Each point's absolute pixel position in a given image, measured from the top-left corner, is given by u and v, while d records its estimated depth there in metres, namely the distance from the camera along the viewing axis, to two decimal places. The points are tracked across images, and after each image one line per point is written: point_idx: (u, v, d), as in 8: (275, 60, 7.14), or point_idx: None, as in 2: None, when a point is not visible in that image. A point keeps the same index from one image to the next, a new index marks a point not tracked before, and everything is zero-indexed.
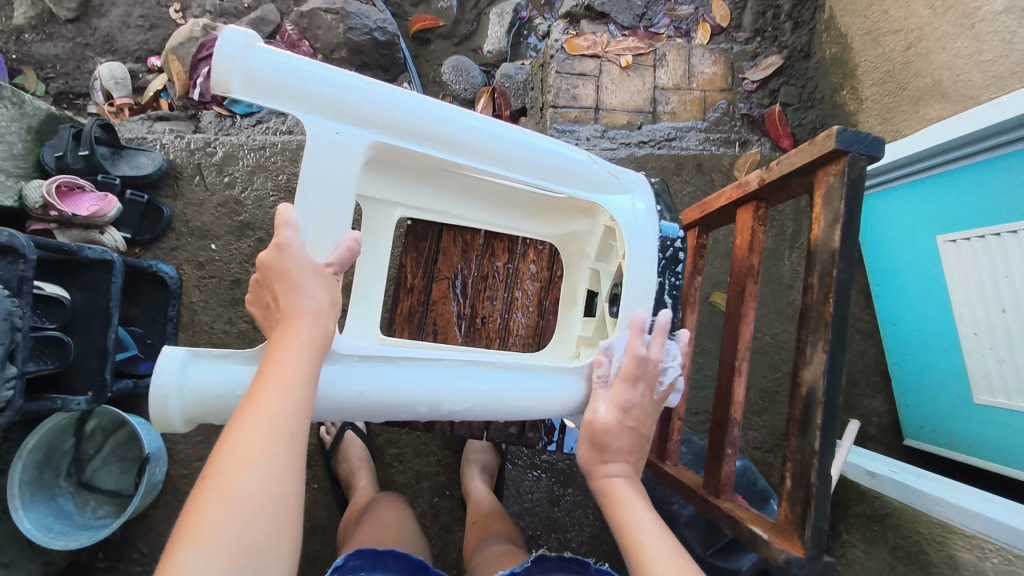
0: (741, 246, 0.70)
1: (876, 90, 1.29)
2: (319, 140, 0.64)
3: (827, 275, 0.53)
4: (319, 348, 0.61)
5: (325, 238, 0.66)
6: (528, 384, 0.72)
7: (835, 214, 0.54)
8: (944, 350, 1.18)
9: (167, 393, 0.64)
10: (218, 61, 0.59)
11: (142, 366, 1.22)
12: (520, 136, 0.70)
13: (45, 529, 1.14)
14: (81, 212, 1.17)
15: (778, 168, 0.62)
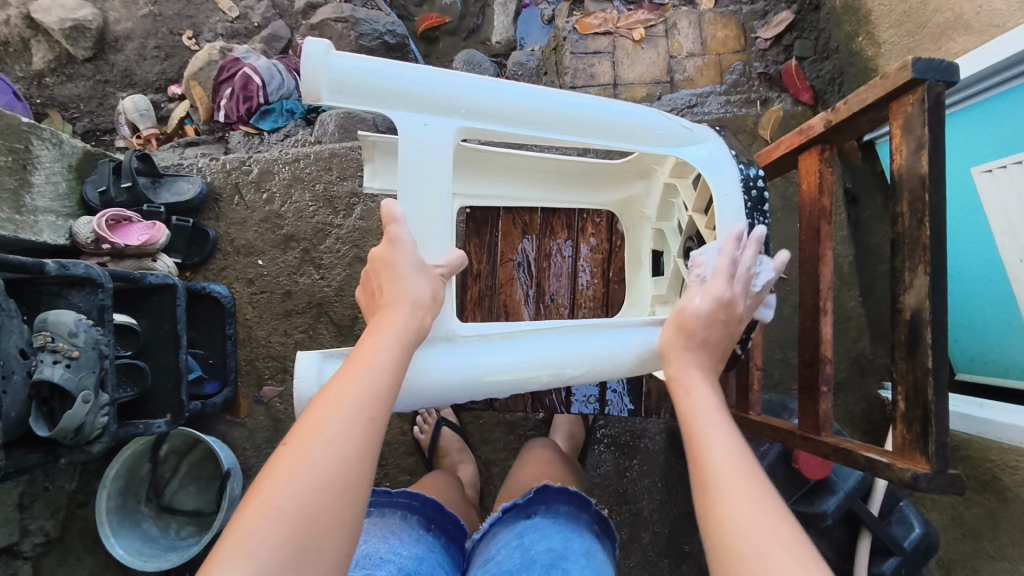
0: (810, 189, 0.72)
1: (894, 32, 1.29)
2: (408, 135, 0.67)
3: (918, 201, 0.55)
4: (416, 335, 0.62)
5: (431, 236, 0.69)
6: (637, 342, 0.73)
7: (919, 140, 0.55)
8: (992, 279, 1.20)
9: (311, 394, 0.64)
10: (307, 71, 0.62)
11: (209, 387, 1.26)
12: (589, 102, 0.70)
13: (137, 553, 1.17)
14: (133, 242, 1.20)
15: (847, 107, 0.64)
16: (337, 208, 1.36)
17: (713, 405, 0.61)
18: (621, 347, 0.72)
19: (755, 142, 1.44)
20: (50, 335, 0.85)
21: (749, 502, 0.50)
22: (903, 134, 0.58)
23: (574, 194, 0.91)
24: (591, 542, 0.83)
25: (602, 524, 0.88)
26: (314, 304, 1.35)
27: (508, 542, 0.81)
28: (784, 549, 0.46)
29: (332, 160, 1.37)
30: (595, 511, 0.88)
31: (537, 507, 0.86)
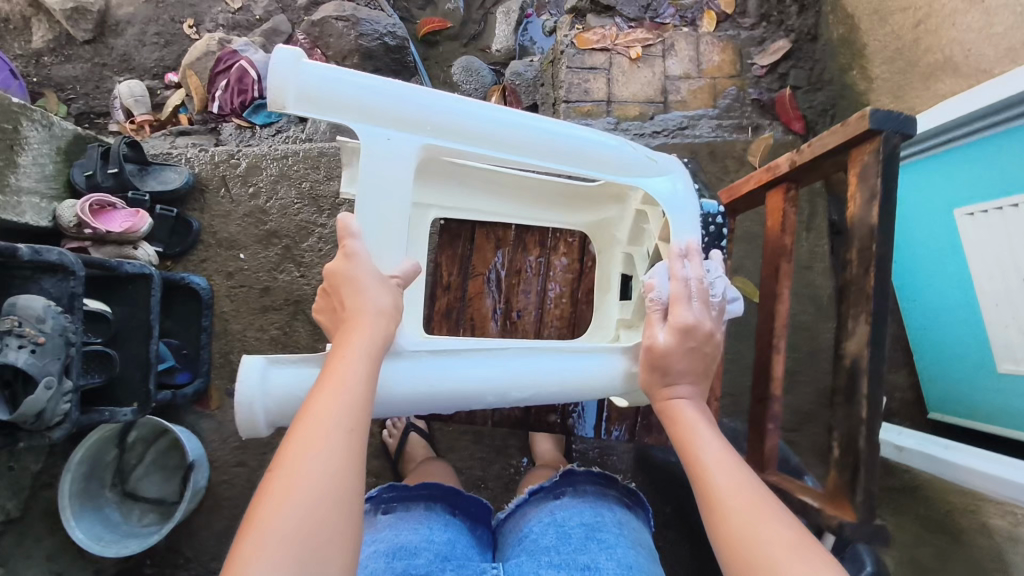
0: (773, 227, 0.72)
1: (887, 69, 1.30)
2: (370, 148, 0.68)
3: (867, 249, 0.56)
4: (382, 343, 0.63)
5: (388, 249, 0.70)
6: (594, 367, 0.73)
7: (872, 190, 0.57)
8: (965, 321, 1.21)
9: (252, 398, 0.65)
10: (274, 78, 0.64)
11: (180, 376, 1.27)
12: (557, 128, 0.73)
13: (96, 537, 1.18)
14: (116, 228, 1.21)
15: (810, 150, 0.65)
16: (322, 208, 1.37)
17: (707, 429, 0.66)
18: (575, 370, 0.73)
19: (743, 168, 1.45)
20: (18, 319, 0.85)
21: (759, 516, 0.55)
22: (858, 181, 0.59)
23: (549, 214, 0.92)
24: (625, 513, 0.88)
25: (630, 496, 0.93)
26: (292, 302, 1.36)
27: (544, 519, 0.85)
28: (803, 558, 0.51)
29: (320, 160, 1.38)
30: (623, 486, 0.92)
31: (565, 489, 0.89)
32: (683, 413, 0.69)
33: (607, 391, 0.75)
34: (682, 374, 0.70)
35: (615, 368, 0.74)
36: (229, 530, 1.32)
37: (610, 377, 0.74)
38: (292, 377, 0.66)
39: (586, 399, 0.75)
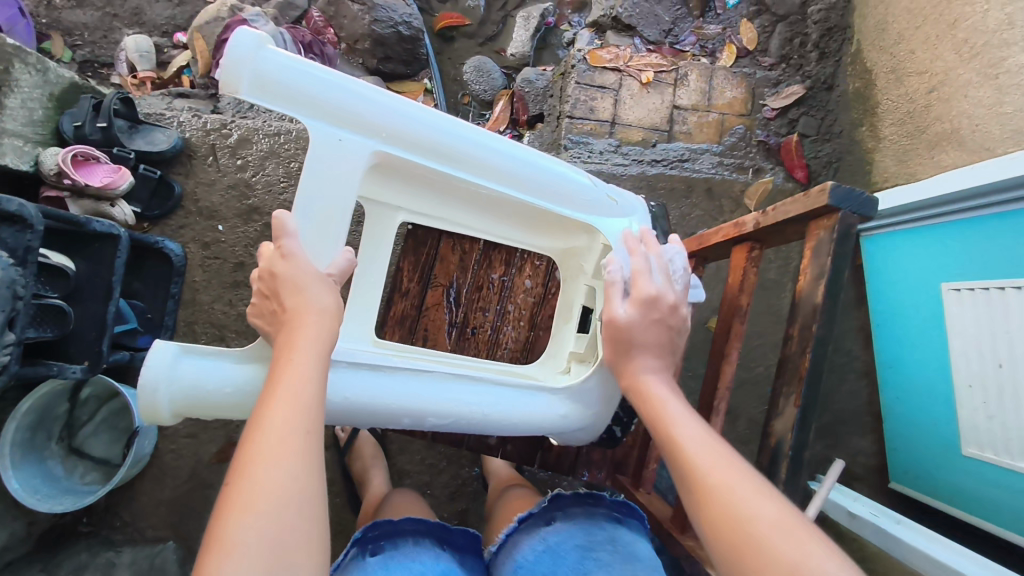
0: (733, 284, 0.71)
1: (895, 131, 1.28)
2: (321, 145, 0.67)
3: (807, 328, 0.59)
4: (329, 342, 0.61)
5: (322, 245, 0.69)
6: (523, 403, 0.74)
7: (822, 267, 0.58)
8: (936, 396, 1.18)
9: (156, 385, 0.65)
10: (228, 60, 0.62)
11: (141, 340, 1.22)
12: (519, 152, 0.75)
13: (32, 490, 1.15)
14: (94, 182, 1.19)
15: (773, 213, 0.64)
16: None
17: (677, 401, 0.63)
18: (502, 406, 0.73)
19: (737, 210, 1.43)
20: None
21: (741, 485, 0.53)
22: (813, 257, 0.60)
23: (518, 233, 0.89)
24: (618, 530, 0.82)
25: (622, 508, 0.85)
26: None
27: (536, 548, 0.80)
28: (791, 534, 0.49)
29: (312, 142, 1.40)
30: (611, 500, 0.85)
31: (555, 512, 0.84)
32: (650, 386, 0.66)
33: (532, 427, 0.76)
34: (644, 347, 0.68)
35: (540, 403, 0.76)
36: (171, 499, 1.31)
37: (537, 415, 0.75)
38: (204, 369, 0.67)
39: (510, 431, 0.75)
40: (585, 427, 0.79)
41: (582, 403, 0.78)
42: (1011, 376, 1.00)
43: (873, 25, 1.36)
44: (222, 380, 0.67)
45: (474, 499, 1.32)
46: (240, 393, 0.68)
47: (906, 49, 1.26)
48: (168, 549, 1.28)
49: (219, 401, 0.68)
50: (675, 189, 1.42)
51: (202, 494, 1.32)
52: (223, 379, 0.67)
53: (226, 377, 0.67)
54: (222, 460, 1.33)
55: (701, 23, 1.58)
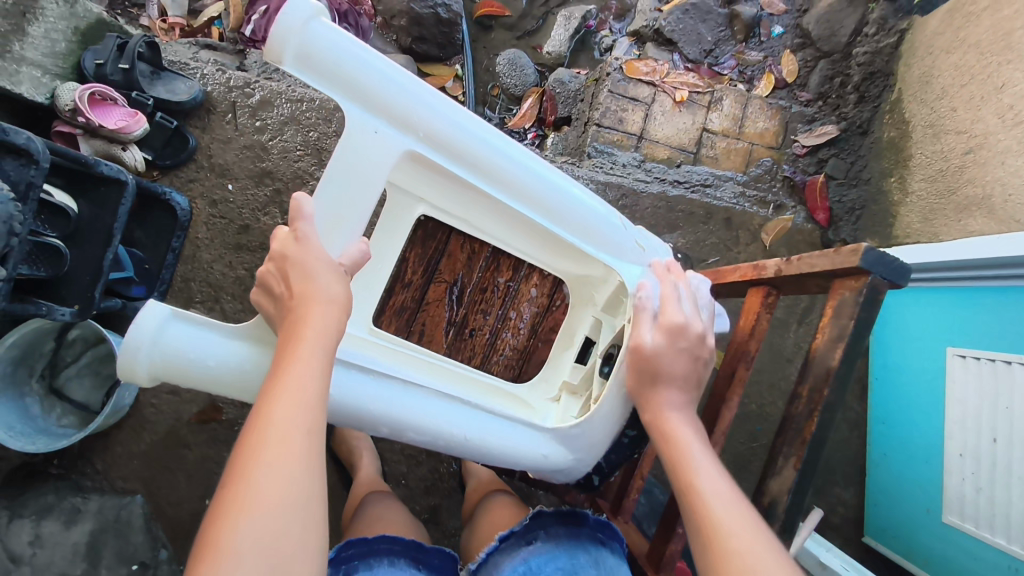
0: (743, 327, 0.71)
1: (924, 187, 1.26)
2: (356, 130, 0.66)
3: (818, 392, 0.61)
4: (336, 331, 0.60)
5: (336, 232, 0.67)
6: (505, 435, 0.76)
7: (842, 329, 0.60)
8: (924, 460, 1.17)
9: (139, 346, 0.62)
10: (279, 27, 0.60)
11: (135, 290, 1.21)
12: (553, 178, 0.74)
13: (6, 427, 1.14)
14: (109, 124, 1.17)
15: (797, 264, 0.65)
16: (324, 161, 1.36)
17: (702, 449, 0.64)
18: (487, 434, 0.75)
19: (754, 244, 1.40)
20: None
21: (758, 547, 0.54)
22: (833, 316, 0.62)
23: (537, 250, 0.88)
24: (600, 555, 0.82)
25: (604, 529, 0.86)
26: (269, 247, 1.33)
27: (517, 570, 0.79)
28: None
29: (334, 114, 1.38)
30: (594, 519, 0.86)
31: (537, 532, 0.83)
32: (674, 426, 0.66)
33: (512, 462, 0.77)
34: (670, 379, 0.69)
35: (522, 437, 0.77)
36: (144, 454, 1.29)
37: (519, 449, 0.76)
38: (193, 338, 0.64)
39: (486, 459, 0.76)
40: (564, 470, 0.80)
41: (567, 446, 0.78)
42: (1005, 453, 0.99)
43: (917, 75, 1.32)
44: (209, 353, 0.65)
45: (448, 497, 1.31)
46: (225, 370, 0.66)
47: (948, 106, 1.22)
48: (136, 503, 1.26)
49: (200, 373, 0.65)
50: (694, 213, 1.40)
51: (176, 453, 1.30)
52: (210, 351, 0.65)
53: (214, 351, 0.65)
54: (201, 421, 1.31)
55: (743, 48, 1.59)
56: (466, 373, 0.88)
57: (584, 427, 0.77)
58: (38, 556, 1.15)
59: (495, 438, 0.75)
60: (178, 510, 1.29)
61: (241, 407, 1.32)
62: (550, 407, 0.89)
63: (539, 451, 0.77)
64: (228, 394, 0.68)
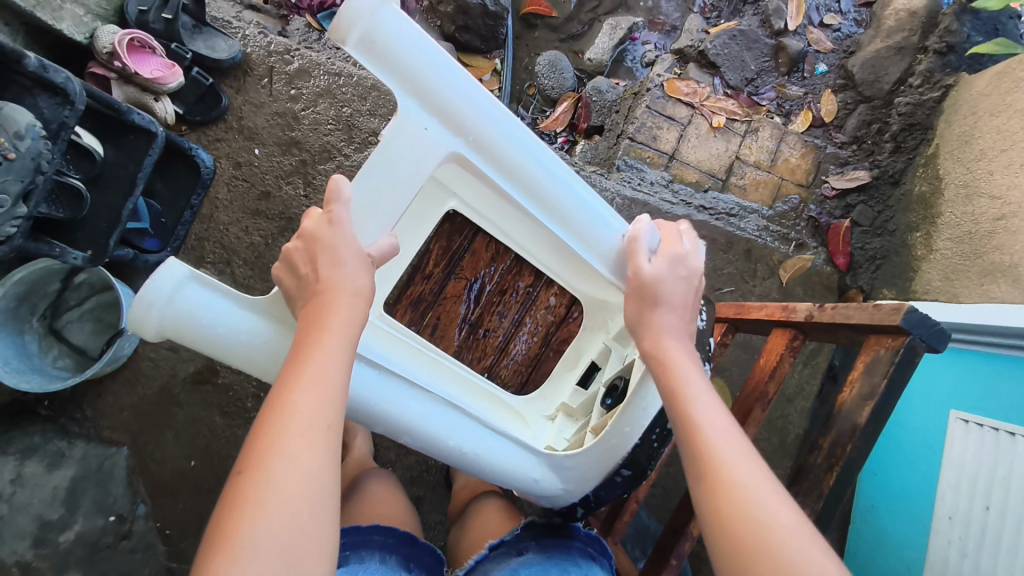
0: (766, 364, 0.76)
1: (949, 246, 1.25)
2: (408, 124, 0.67)
3: (841, 447, 0.65)
4: (359, 322, 0.60)
5: (369, 221, 0.68)
6: (503, 454, 0.74)
7: (872, 388, 0.64)
8: (911, 519, 1.16)
9: (153, 303, 0.61)
10: (351, 8, 0.60)
11: (149, 243, 1.21)
12: (591, 201, 0.74)
13: (1, 362, 1.13)
14: (143, 73, 1.16)
15: (832, 312, 0.68)
16: (353, 138, 1.34)
17: (699, 383, 0.63)
18: (481, 449, 0.73)
19: (770, 279, 1.39)
20: None
21: (739, 462, 0.55)
22: (865, 373, 0.65)
23: (557, 265, 0.88)
24: (590, 568, 0.81)
25: (595, 544, 0.85)
26: (286, 217, 1.32)
27: None
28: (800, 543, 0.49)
29: (370, 93, 1.36)
30: (585, 534, 0.86)
31: (527, 543, 0.82)
32: (674, 355, 0.66)
33: (501, 480, 0.76)
34: (666, 313, 0.68)
35: (517, 459, 0.75)
36: (135, 406, 1.28)
37: (509, 469, 0.75)
38: (206, 304, 0.63)
39: (480, 474, 0.75)
40: (553, 498, 0.78)
41: (559, 474, 0.76)
42: (996, 521, 0.98)
43: (957, 133, 1.29)
44: (220, 321, 0.64)
45: (433, 490, 1.31)
46: (233, 340, 0.65)
47: (984, 168, 1.20)
48: (121, 455, 1.26)
49: (208, 339, 0.65)
50: (715, 240, 1.39)
51: (167, 411, 1.29)
52: (222, 321, 0.64)
53: (226, 320, 0.64)
54: (196, 381, 1.30)
55: (784, 81, 1.58)
56: (466, 375, 0.87)
57: (578, 460, 0.75)
58: (18, 495, 1.15)
59: (488, 455, 0.73)
60: (162, 468, 1.29)
61: (236, 373, 1.31)
62: (545, 424, 0.89)
63: (530, 475, 0.76)
64: (233, 362, 0.67)
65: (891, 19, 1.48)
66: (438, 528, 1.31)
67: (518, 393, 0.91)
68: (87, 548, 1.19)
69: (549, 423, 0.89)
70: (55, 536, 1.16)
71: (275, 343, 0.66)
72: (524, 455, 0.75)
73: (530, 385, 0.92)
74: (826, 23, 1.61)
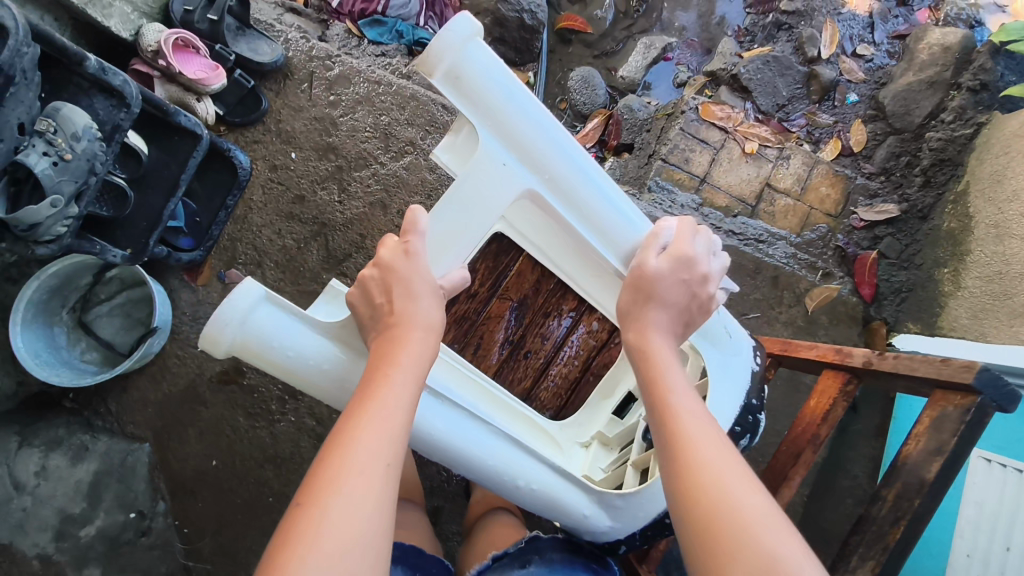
0: (822, 403, 0.87)
1: (978, 284, 1.26)
2: (487, 158, 0.71)
3: (906, 500, 0.74)
4: (426, 360, 0.62)
5: (443, 254, 0.73)
6: (557, 489, 0.76)
7: (940, 444, 0.73)
8: (928, 556, 1.16)
9: (228, 323, 0.64)
10: (439, 44, 0.65)
11: (183, 241, 1.22)
12: (650, 234, 0.77)
13: (31, 354, 1.14)
14: (188, 73, 1.17)
15: (894, 362, 0.80)
16: (389, 147, 1.33)
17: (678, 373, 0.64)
18: (539, 482, 0.75)
19: (796, 306, 1.40)
20: (54, 126, 0.82)
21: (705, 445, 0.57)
22: (932, 428, 0.75)
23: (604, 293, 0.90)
24: None
25: (598, 559, 0.87)
26: (319, 222, 1.31)
27: None
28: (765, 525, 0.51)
29: (409, 102, 1.35)
30: (589, 549, 0.87)
31: (531, 556, 0.84)
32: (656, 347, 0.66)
33: (552, 513, 0.78)
34: (666, 303, 0.69)
35: (569, 495, 0.77)
36: (160, 403, 1.28)
37: (562, 504, 0.76)
38: (279, 326, 0.66)
39: (533, 508, 0.77)
40: (600, 534, 0.80)
41: (609, 512, 0.78)
42: (1016, 563, 0.98)
43: (989, 171, 1.30)
44: (290, 343, 0.67)
45: (452, 500, 1.31)
46: (300, 361, 0.68)
47: (1016, 209, 1.20)
48: (144, 451, 1.27)
49: (277, 360, 0.67)
50: (743, 266, 1.40)
51: (191, 409, 1.28)
52: (292, 342, 0.67)
53: (294, 342, 0.67)
54: (222, 381, 1.29)
55: (815, 109, 1.59)
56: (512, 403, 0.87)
57: (629, 500, 0.76)
58: (41, 487, 1.16)
59: (547, 488, 0.75)
60: (184, 466, 1.28)
61: (263, 374, 1.30)
62: (578, 452, 0.89)
63: (581, 511, 0.78)
64: (298, 384, 0.70)
65: (924, 54, 1.49)
66: (455, 539, 1.30)
67: (554, 417, 0.93)
68: (107, 544, 1.18)
69: (584, 450, 0.90)
70: (76, 530, 1.16)
71: (342, 366, 0.69)
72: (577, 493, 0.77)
73: (568, 408, 0.94)
74: (860, 52, 1.62)
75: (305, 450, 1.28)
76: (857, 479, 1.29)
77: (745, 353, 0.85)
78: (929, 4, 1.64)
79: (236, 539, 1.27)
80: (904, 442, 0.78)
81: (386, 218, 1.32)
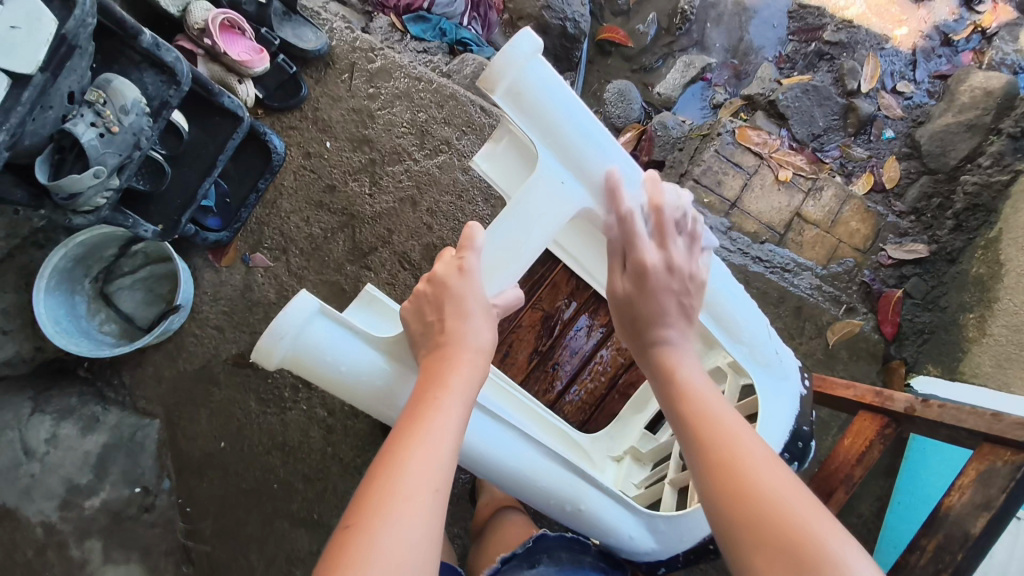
0: (856, 442, 0.90)
1: (1004, 333, 1.23)
2: (547, 176, 0.72)
3: (948, 551, 0.79)
4: (476, 383, 0.64)
5: (500, 271, 0.72)
6: (604, 511, 0.76)
7: (987, 499, 0.78)
8: None
9: (284, 334, 0.66)
10: (503, 59, 0.67)
11: (211, 221, 1.22)
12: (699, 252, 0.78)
13: (51, 322, 1.14)
14: (232, 54, 1.18)
15: (938, 412, 0.84)
16: (424, 144, 1.33)
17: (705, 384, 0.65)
18: (591, 505, 0.76)
19: (817, 338, 1.38)
20: (105, 97, 0.82)
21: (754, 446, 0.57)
22: (978, 481, 0.79)
23: None
24: None
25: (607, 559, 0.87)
26: (348, 213, 1.31)
27: None
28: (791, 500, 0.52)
29: (448, 101, 1.34)
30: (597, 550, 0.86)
31: (539, 556, 0.84)
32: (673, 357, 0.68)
33: (598, 533, 0.78)
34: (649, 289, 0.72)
35: (616, 517, 0.77)
36: (172, 379, 1.28)
37: (613, 525, 0.77)
38: (331, 338, 0.68)
39: (580, 528, 0.78)
40: (639, 555, 0.81)
41: (652, 533, 0.79)
42: None
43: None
44: (342, 356, 0.68)
45: (456, 503, 1.29)
46: (352, 374, 0.69)
47: None
48: (153, 427, 1.26)
49: (329, 373, 0.69)
50: (767, 293, 1.38)
51: (203, 389, 1.27)
52: (345, 355, 0.68)
53: (346, 355, 0.68)
54: (237, 364, 1.28)
55: (850, 141, 1.59)
56: (544, 416, 0.88)
57: (673, 523, 0.78)
58: (50, 455, 1.16)
59: (599, 508, 0.76)
60: (191, 446, 1.27)
61: None
62: (611, 466, 0.90)
63: (627, 531, 0.78)
64: (348, 399, 0.72)
65: (965, 95, 1.49)
66: (456, 542, 1.29)
67: (580, 429, 0.94)
68: (110, 517, 1.18)
69: (616, 465, 0.91)
70: (81, 501, 1.17)
71: (393, 380, 0.70)
72: (622, 517, 0.77)
73: (593, 423, 0.95)
74: (899, 89, 1.62)
75: (315, 440, 1.26)
76: (862, 517, 1.27)
77: (792, 375, 0.84)
78: (974, 46, 1.63)
79: (238, 523, 1.25)
80: (946, 493, 0.82)
81: (415, 214, 1.31)
